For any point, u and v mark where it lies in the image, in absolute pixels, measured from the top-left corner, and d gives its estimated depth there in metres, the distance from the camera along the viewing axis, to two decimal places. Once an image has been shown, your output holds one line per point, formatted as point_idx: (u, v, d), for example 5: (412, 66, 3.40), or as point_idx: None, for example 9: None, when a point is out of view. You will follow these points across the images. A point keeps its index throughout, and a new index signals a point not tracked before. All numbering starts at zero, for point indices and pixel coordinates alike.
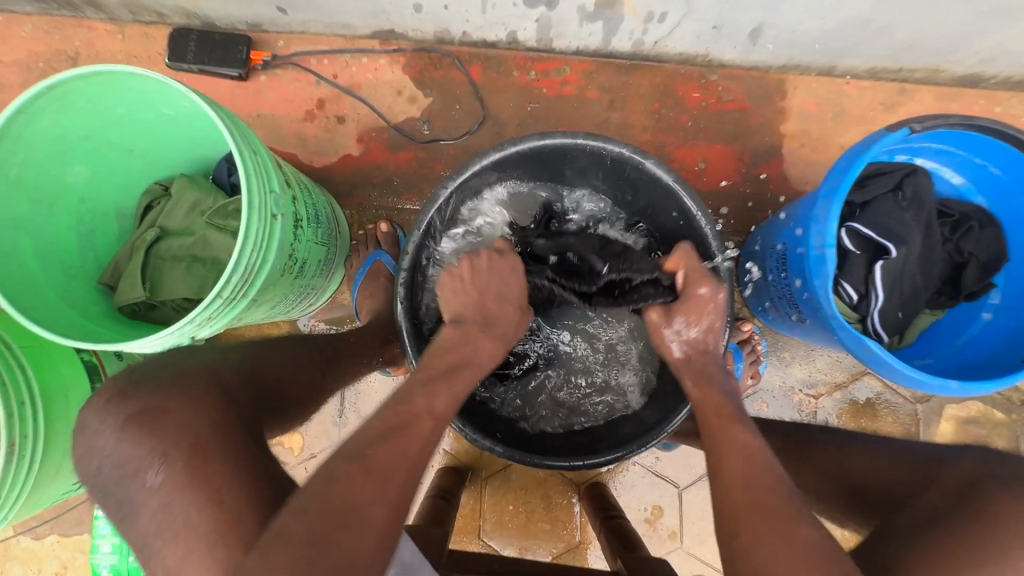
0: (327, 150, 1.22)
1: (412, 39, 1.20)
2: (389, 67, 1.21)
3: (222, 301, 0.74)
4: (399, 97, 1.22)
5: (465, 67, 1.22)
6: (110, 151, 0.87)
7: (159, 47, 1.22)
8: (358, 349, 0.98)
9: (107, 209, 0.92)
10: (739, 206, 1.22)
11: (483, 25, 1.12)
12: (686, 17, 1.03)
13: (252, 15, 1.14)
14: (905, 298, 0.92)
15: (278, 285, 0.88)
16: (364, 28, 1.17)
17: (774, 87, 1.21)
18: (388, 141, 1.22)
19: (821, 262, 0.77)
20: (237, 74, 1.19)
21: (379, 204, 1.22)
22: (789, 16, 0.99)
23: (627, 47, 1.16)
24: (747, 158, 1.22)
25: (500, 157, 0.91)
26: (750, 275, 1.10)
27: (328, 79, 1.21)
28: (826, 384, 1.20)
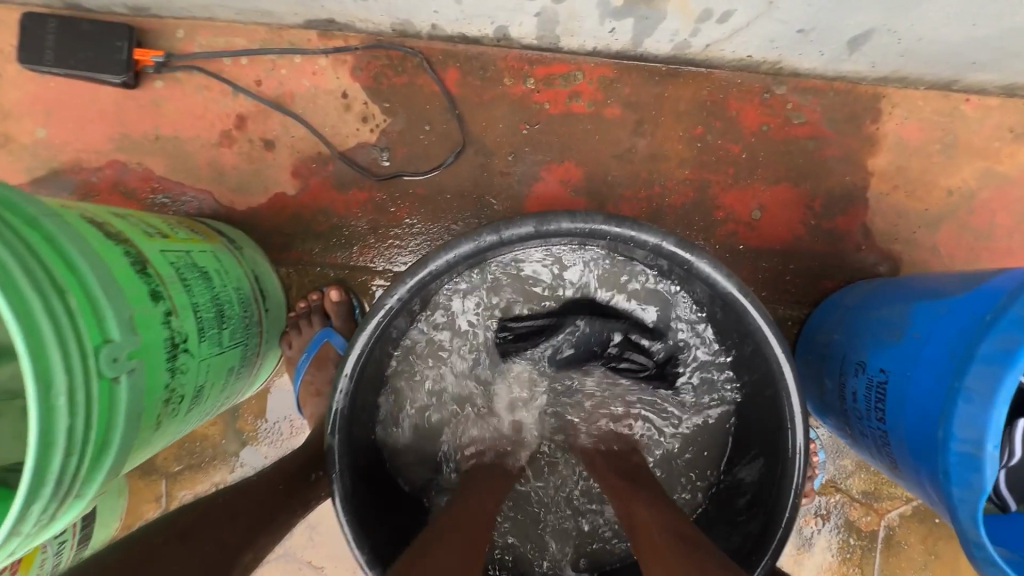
0: (252, 187, 0.90)
1: (362, 31, 0.86)
2: (332, 71, 0.88)
3: (30, 529, 0.47)
4: (346, 113, 0.89)
5: (438, 71, 0.88)
6: None
7: (12, 37, 0.88)
8: (284, 503, 0.71)
9: None
10: (803, 269, 0.91)
11: (460, 17, 0.78)
12: (762, 17, 0.69)
13: None
14: None
15: (154, 439, 0.61)
16: (292, 16, 0.82)
17: (865, 105, 0.88)
18: (334, 176, 0.90)
19: (970, 466, 0.49)
20: (121, 81, 0.86)
21: (324, 260, 0.92)
22: (919, 21, 0.66)
23: (665, 50, 0.82)
24: (818, 205, 0.90)
25: (480, 247, 0.63)
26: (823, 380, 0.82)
27: (248, 87, 0.88)
28: (895, 498, 0.94)
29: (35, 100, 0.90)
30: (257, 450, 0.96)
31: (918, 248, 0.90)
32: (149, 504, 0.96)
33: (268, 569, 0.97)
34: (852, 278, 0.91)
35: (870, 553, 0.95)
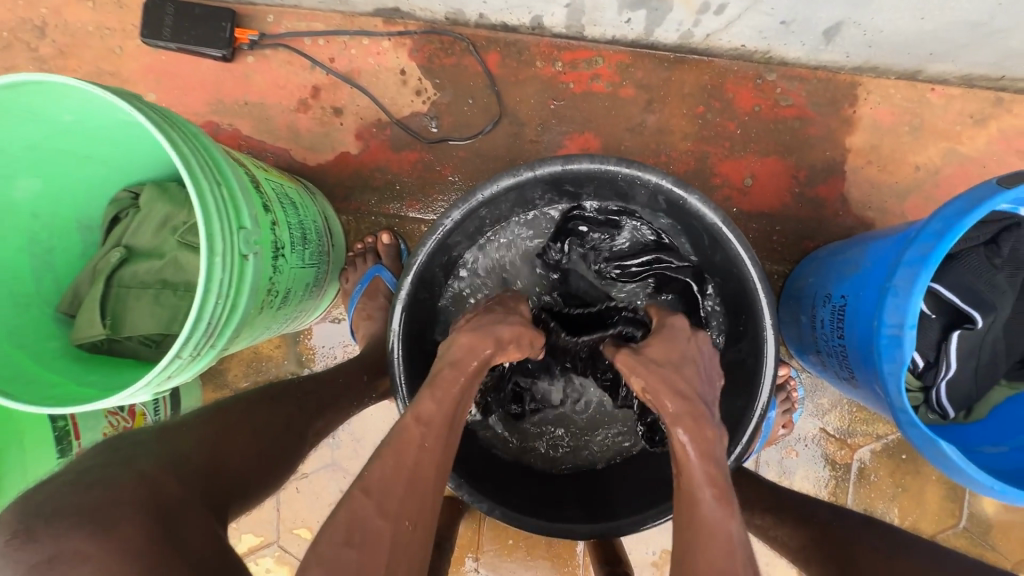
0: (322, 147, 1.08)
1: (420, 20, 1.04)
2: (393, 52, 1.05)
3: (183, 359, 0.64)
4: (403, 87, 1.06)
5: (481, 54, 1.05)
6: (64, 160, 0.75)
7: (134, 19, 1.08)
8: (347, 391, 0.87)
9: (67, 224, 0.81)
10: (789, 230, 1.06)
11: (504, 7, 0.95)
12: (750, 9, 0.84)
13: None
14: (982, 371, 0.78)
15: (256, 322, 0.77)
16: (365, 5, 1.01)
17: (844, 92, 1.03)
18: (390, 140, 1.07)
19: (895, 345, 0.64)
20: (221, 55, 1.04)
21: (378, 210, 1.09)
22: (878, 14, 0.81)
23: (672, 39, 0.98)
24: (802, 175, 1.05)
25: (516, 182, 0.79)
26: (798, 319, 0.96)
27: (324, 64, 1.05)
28: (866, 435, 1.07)
29: (148, 70, 1.09)
30: (313, 371, 1.12)
31: (889, 216, 1.04)
32: None
33: (317, 476, 1.13)
34: (830, 240, 1.05)
35: (842, 483, 1.08)
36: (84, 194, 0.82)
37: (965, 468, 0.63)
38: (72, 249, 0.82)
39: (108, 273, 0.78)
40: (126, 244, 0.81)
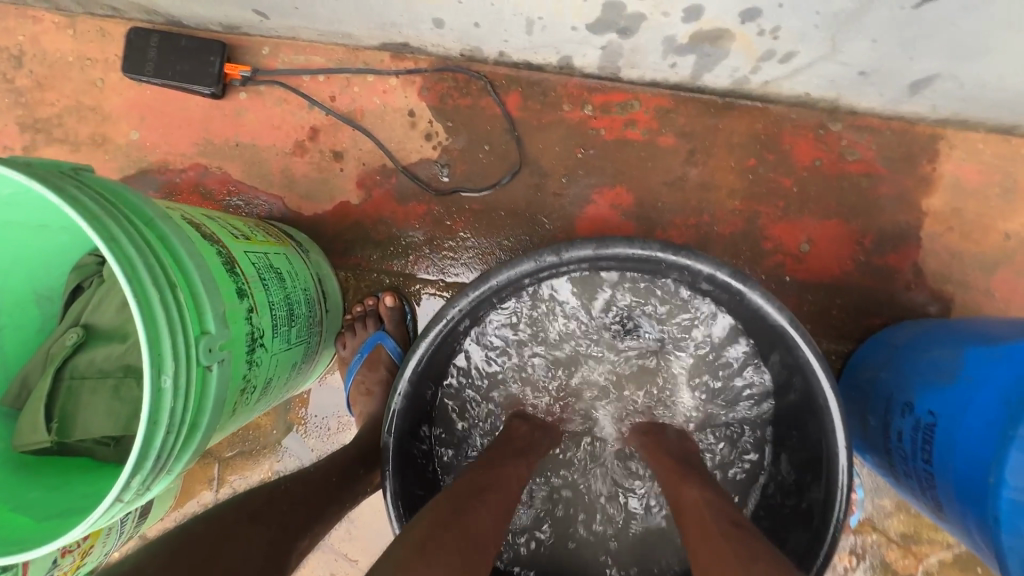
0: (319, 195, 0.96)
1: (433, 55, 0.91)
2: (401, 91, 0.93)
3: (127, 499, 0.52)
4: (412, 130, 0.94)
5: (500, 95, 0.92)
6: (9, 233, 0.64)
7: (117, 49, 0.97)
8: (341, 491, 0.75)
9: (19, 300, 0.70)
10: (853, 304, 0.91)
11: (527, 47, 0.82)
12: (823, 59, 0.71)
13: (225, 17, 0.87)
14: None
15: (230, 425, 0.66)
16: (369, 39, 0.88)
17: (922, 146, 0.88)
18: (395, 189, 0.95)
19: (1021, 513, 0.50)
20: (209, 91, 0.93)
21: (381, 267, 0.97)
22: (986, 68, 0.66)
23: (723, 84, 0.84)
24: (869, 242, 0.91)
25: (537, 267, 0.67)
26: (866, 418, 0.82)
27: (323, 102, 0.94)
28: (935, 543, 0.92)
29: (132, 105, 0.98)
30: (304, 443, 1.01)
31: (971, 291, 0.89)
32: (201, 485, 1.02)
33: (306, 558, 1.02)
34: (899, 317, 0.90)
35: None
36: (41, 265, 0.71)
37: None
38: (26, 327, 0.71)
39: (60, 362, 0.67)
40: (86, 324, 0.70)
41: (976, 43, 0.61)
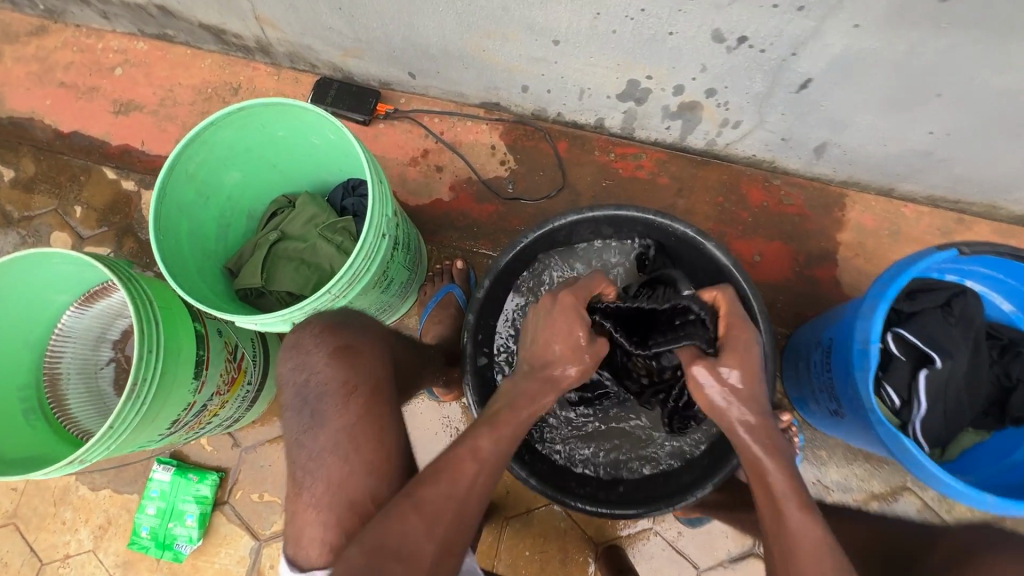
0: (422, 193, 1.39)
1: (513, 113, 1.39)
2: (488, 132, 1.40)
3: (330, 295, 0.87)
4: (492, 158, 1.39)
5: (554, 142, 1.39)
6: (259, 164, 1.06)
7: (304, 90, 1.47)
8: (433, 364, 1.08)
9: (242, 209, 1.09)
10: (792, 299, 1.28)
11: (578, 109, 1.29)
12: (758, 127, 1.16)
13: (387, 76, 1.37)
14: (950, 412, 0.94)
15: (370, 296, 1.02)
16: (475, 98, 1.36)
17: (834, 200, 1.31)
18: (476, 193, 1.38)
19: (864, 355, 0.83)
20: (362, 119, 1.41)
21: (457, 244, 1.37)
22: (853, 138, 1.11)
23: (700, 145, 1.30)
24: (802, 258, 1.30)
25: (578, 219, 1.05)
26: (798, 366, 1.14)
27: (436, 134, 1.40)
28: (861, 488, 1.18)
29: None
30: None
31: None
32: None
33: None
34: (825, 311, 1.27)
35: None
36: (260, 191, 1.11)
37: (924, 463, 0.78)
38: (239, 228, 1.09)
39: (267, 246, 1.04)
40: (282, 228, 1.08)
41: (841, 118, 1.05)
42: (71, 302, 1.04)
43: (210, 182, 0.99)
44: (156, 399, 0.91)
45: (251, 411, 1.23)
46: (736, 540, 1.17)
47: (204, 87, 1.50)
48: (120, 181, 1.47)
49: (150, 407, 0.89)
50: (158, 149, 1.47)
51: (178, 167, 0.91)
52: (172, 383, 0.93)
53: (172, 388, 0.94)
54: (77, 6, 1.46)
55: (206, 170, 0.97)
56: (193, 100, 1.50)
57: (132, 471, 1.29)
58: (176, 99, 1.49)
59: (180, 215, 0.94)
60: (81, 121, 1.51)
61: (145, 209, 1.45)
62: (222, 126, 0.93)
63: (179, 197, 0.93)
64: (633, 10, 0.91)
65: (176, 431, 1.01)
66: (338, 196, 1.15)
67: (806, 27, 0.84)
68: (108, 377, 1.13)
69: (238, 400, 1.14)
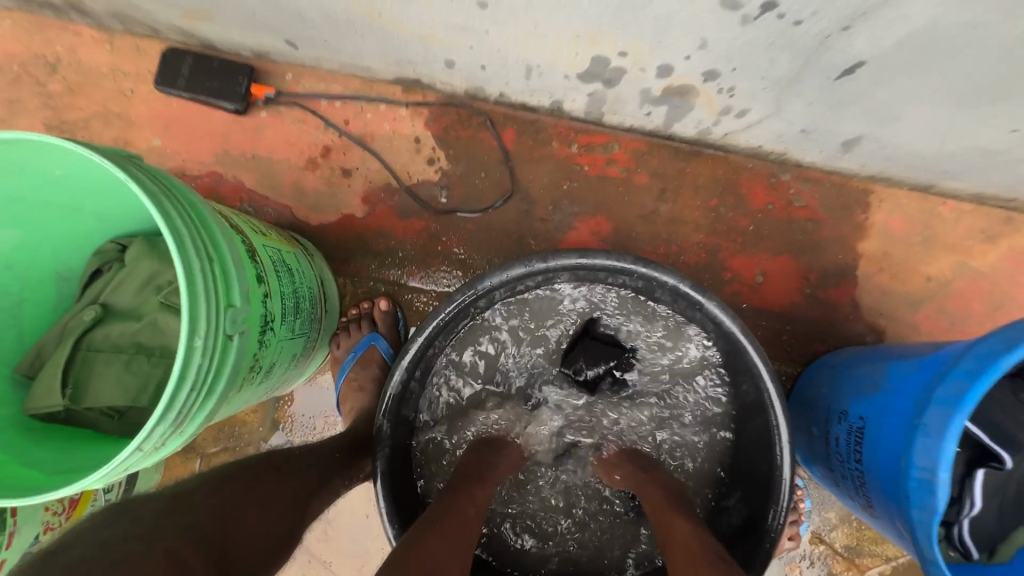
0: (326, 208, 1.05)
1: (440, 92, 1.02)
2: (409, 120, 1.04)
3: (143, 452, 0.56)
4: (416, 155, 1.04)
5: (498, 131, 1.04)
6: (49, 213, 0.70)
7: (150, 64, 1.06)
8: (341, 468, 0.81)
9: (42, 274, 0.75)
10: (801, 329, 1.03)
11: (526, 89, 0.94)
12: (772, 116, 0.84)
13: (258, 45, 0.97)
14: (1008, 510, 0.73)
15: (235, 399, 0.71)
16: (385, 74, 0.99)
17: (857, 198, 1.03)
18: (397, 206, 1.04)
19: (926, 489, 0.59)
20: (234, 108, 1.02)
21: (378, 275, 1.05)
22: (901, 132, 0.81)
23: (690, 133, 0.97)
24: (814, 276, 1.03)
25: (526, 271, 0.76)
26: (812, 430, 0.91)
27: (337, 125, 1.04)
28: (874, 552, 1.00)
29: (158, 114, 1.06)
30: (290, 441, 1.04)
31: (900, 324, 1.02)
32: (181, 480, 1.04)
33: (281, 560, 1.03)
34: (840, 343, 1.02)
35: None
36: (64, 245, 0.76)
37: None
38: (44, 302, 0.76)
39: (78, 334, 0.72)
40: (104, 302, 0.75)
41: (892, 111, 0.75)
42: None
43: None
44: None
45: None
46: None
47: (8, 62, 1.07)
48: None
49: None
50: None
51: None
52: None
53: None
54: None
55: None
56: None
57: None
58: None
59: None
60: None
61: None
62: None
63: None
64: None
65: None
66: None
67: None
68: None
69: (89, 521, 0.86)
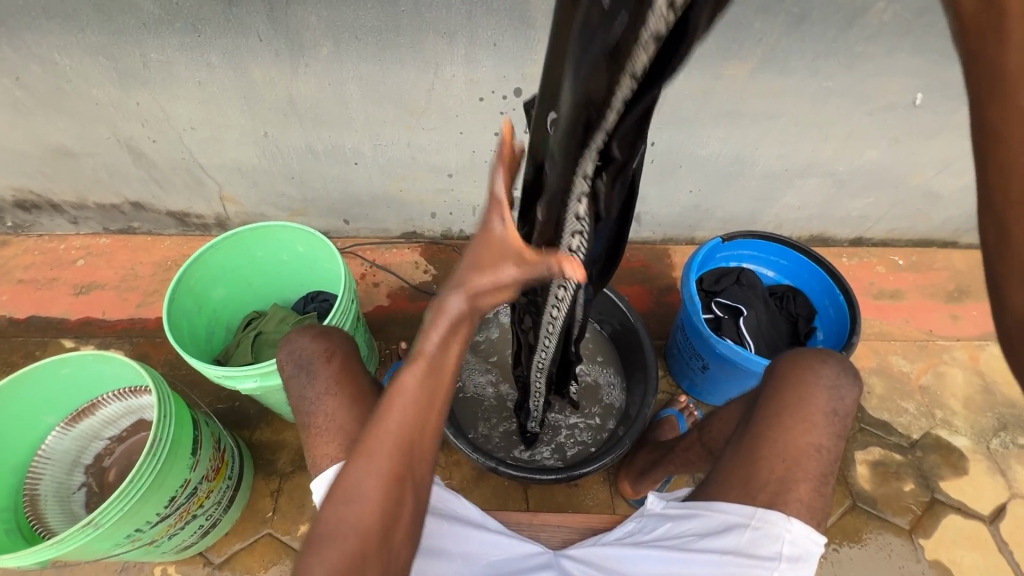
0: (365, 304, 1.72)
1: (427, 237, 1.85)
2: (410, 253, 1.83)
3: None
4: (417, 269, 1.79)
5: (462, 252, 1.84)
6: (239, 282, 1.36)
7: None
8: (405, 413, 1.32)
9: (222, 321, 1.35)
10: (660, 321, 1.73)
11: (474, 223, 1.79)
12: None
13: (326, 225, 1.79)
14: (766, 342, 1.37)
15: None
16: (397, 231, 1.82)
17: (663, 252, 1.87)
18: (408, 295, 1.74)
19: (694, 306, 1.30)
20: None
21: (401, 336, 1.67)
22: (653, 205, 1.71)
23: None
24: (656, 292, 1.78)
25: None
26: (673, 358, 1.55)
27: (370, 261, 1.80)
28: None
29: None
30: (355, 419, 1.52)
31: None
32: (265, 497, 1.38)
33: None
34: None
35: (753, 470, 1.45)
36: (237, 306, 1.38)
37: (750, 356, 1.21)
38: (220, 336, 1.34)
39: (250, 342, 1.29)
40: (259, 328, 1.33)
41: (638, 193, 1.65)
42: (57, 422, 1.14)
43: (202, 295, 1.26)
44: (162, 468, 1.03)
45: (227, 516, 1.29)
46: None
47: (166, 261, 1.79)
48: (79, 348, 1.62)
49: (156, 474, 1.02)
50: (119, 314, 1.66)
51: (183, 281, 1.19)
52: (176, 455, 1.07)
53: (176, 461, 1.07)
54: (48, 216, 1.76)
55: (201, 285, 1.25)
56: (154, 273, 1.76)
57: None
58: (138, 273, 1.75)
59: (180, 319, 1.19)
60: (40, 306, 1.68)
61: None
62: (219, 249, 1.25)
63: (180, 304, 1.19)
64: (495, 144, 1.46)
65: (169, 516, 1.08)
66: (300, 305, 1.42)
67: None
68: (81, 501, 1.17)
69: (220, 492, 1.22)
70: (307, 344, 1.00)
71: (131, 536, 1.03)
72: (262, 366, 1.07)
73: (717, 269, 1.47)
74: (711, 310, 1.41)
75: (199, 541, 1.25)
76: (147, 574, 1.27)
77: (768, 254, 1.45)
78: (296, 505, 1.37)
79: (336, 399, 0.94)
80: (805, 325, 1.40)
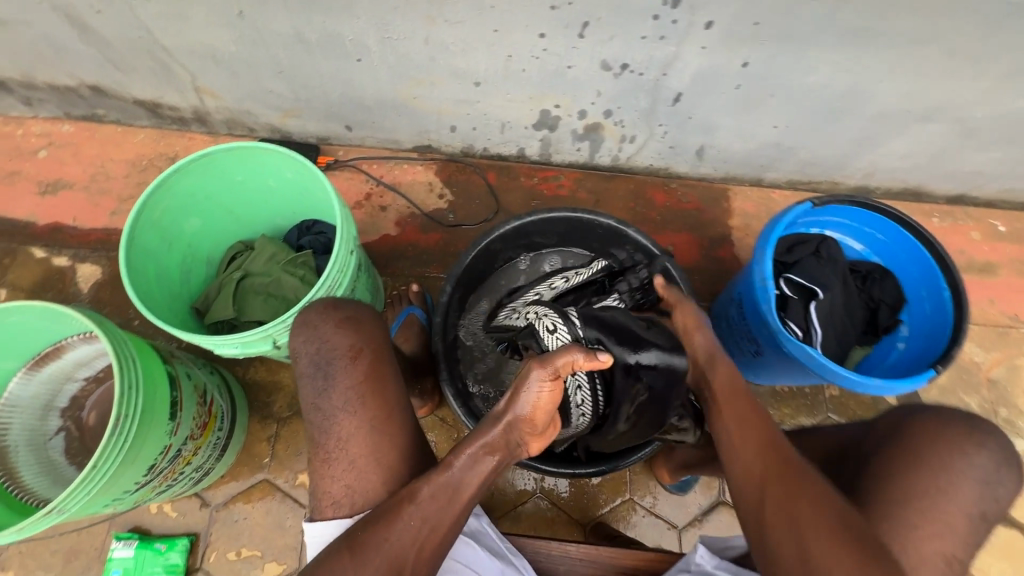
0: (370, 231, 1.50)
1: (444, 153, 1.55)
2: (424, 172, 1.55)
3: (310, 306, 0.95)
4: (430, 192, 1.53)
5: (484, 174, 1.55)
6: (218, 210, 1.13)
7: None
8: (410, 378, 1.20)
9: (202, 255, 1.15)
10: (707, 278, 1.50)
11: (501, 141, 1.48)
12: (650, 139, 1.41)
13: (324, 131, 1.50)
14: (837, 333, 1.15)
15: None
16: (408, 143, 1.52)
17: (721, 194, 1.57)
18: (420, 225, 1.51)
19: (764, 290, 1.06)
20: None
21: (410, 273, 1.47)
22: (723, 139, 1.39)
23: (607, 161, 1.53)
24: (706, 243, 1.53)
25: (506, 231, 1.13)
26: (719, 330, 1.35)
27: (376, 178, 1.53)
28: (792, 425, 1.35)
29: None
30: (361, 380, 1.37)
31: None
32: (261, 442, 1.30)
33: None
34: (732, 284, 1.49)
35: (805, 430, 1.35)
36: (217, 237, 1.17)
37: (825, 363, 1.00)
38: (201, 274, 1.15)
39: (233, 285, 1.10)
40: (244, 267, 1.13)
41: (709, 124, 1.33)
42: (19, 367, 1.01)
43: (171, 228, 1.05)
44: (136, 440, 0.91)
45: (221, 463, 1.22)
46: (703, 493, 1.31)
47: (139, 159, 1.53)
48: (50, 259, 1.44)
49: (129, 449, 0.89)
50: (91, 223, 1.46)
51: (143, 215, 0.97)
52: (152, 424, 0.94)
53: (152, 430, 0.94)
54: None
55: (169, 216, 1.03)
56: (128, 173, 1.52)
57: (86, 558, 1.20)
58: (109, 174, 1.51)
59: (146, 259, 1.00)
60: (2, 205, 1.47)
61: (82, 282, 1.42)
62: (186, 174, 1.01)
63: (143, 242, 0.99)
64: (538, 49, 1.12)
65: (150, 481, 0.99)
66: (293, 237, 1.20)
67: (669, 51, 1.10)
68: (59, 447, 1.07)
69: (210, 446, 1.13)
70: (330, 336, 0.89)
71: (111, 503, 0.94)
72: (249, 334, 0.89)
73: (793, 237, 1.21)
74: (778, 288, 1.19)
75: (193, 487, 1.19)
76: (143, 511, 1.23)
77: (862, 224, 1.18)
78: (293, 452, 1.29)
79: (354, 421, 0.83)
80: (888, 316, 1.18)
